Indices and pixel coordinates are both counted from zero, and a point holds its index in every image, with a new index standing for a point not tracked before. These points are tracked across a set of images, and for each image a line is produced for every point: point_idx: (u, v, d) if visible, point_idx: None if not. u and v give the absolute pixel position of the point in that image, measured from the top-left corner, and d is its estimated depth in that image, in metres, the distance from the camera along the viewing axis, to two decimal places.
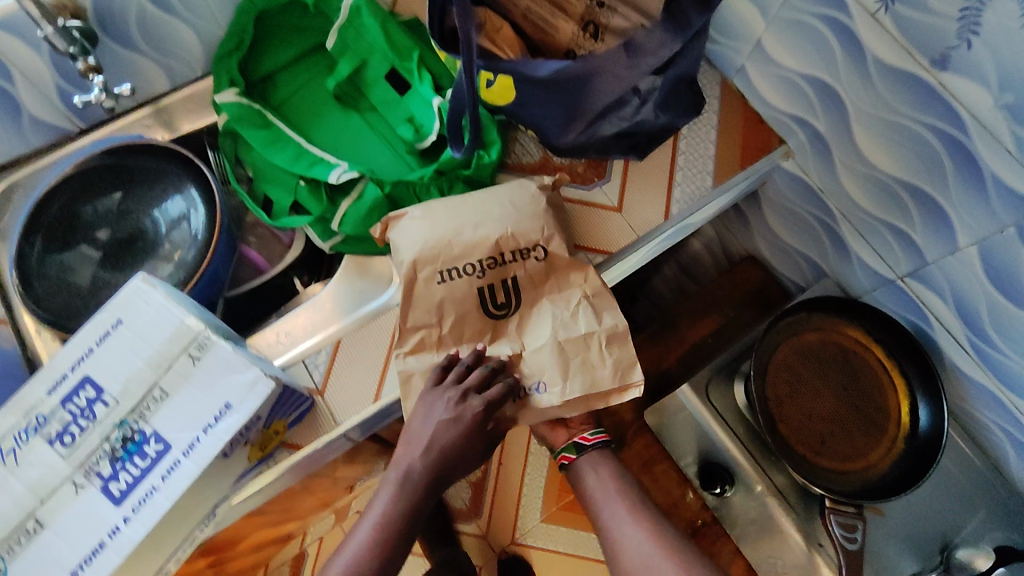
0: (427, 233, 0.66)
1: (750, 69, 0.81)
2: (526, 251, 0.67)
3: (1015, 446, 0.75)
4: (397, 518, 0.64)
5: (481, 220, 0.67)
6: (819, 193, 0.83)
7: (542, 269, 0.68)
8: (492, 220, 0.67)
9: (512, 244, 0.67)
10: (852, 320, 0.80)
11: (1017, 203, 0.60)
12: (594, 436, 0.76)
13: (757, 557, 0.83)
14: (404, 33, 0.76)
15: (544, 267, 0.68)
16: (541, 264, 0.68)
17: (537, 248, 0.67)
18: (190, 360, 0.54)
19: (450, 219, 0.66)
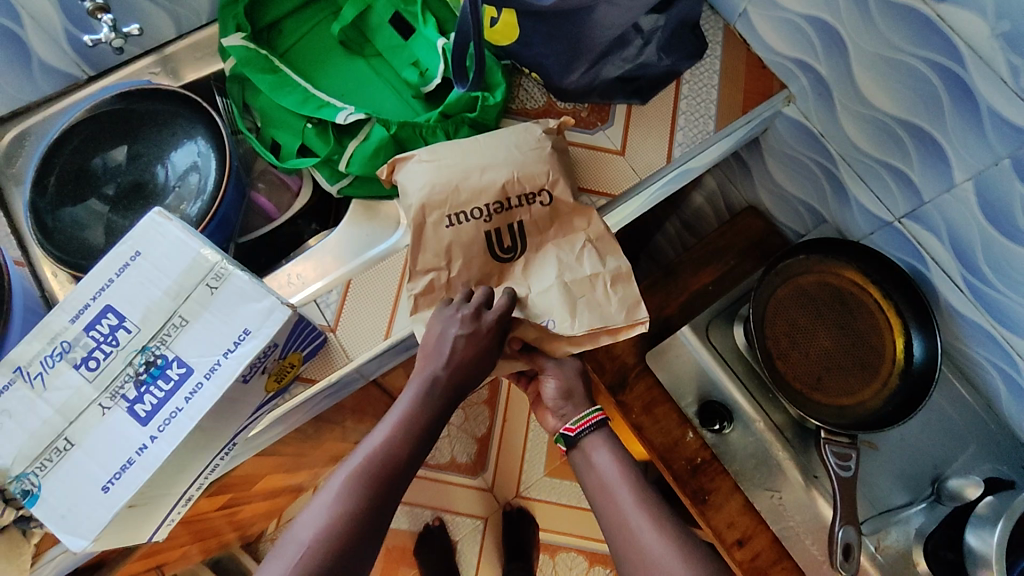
0: (435, 176, 0.67)
1: (752, 13, 0.81)
2: (531, 196, 0.68)
3: (1006, 381, 0.77)
4: (422, 419, 0.62)
5: (488, 164, 0.68)
6: (820, 137, 0.83)
7: (547, 215, 0.69)
8: (498, 163, 0.68)
9: (519, 188, 0.68)
10: (849, 262, 0.82)
11: (1011, 134, 0.62)
12: (579, 425, 0.70)
13: (755, 492, 0.84)
14: None
15: (549, 212, 0.69)
16: (547, 210, 0.69)
17: (543, 193, 0.69)
18: (208, 290, 0.56)
19: (458, 163, 0.68)
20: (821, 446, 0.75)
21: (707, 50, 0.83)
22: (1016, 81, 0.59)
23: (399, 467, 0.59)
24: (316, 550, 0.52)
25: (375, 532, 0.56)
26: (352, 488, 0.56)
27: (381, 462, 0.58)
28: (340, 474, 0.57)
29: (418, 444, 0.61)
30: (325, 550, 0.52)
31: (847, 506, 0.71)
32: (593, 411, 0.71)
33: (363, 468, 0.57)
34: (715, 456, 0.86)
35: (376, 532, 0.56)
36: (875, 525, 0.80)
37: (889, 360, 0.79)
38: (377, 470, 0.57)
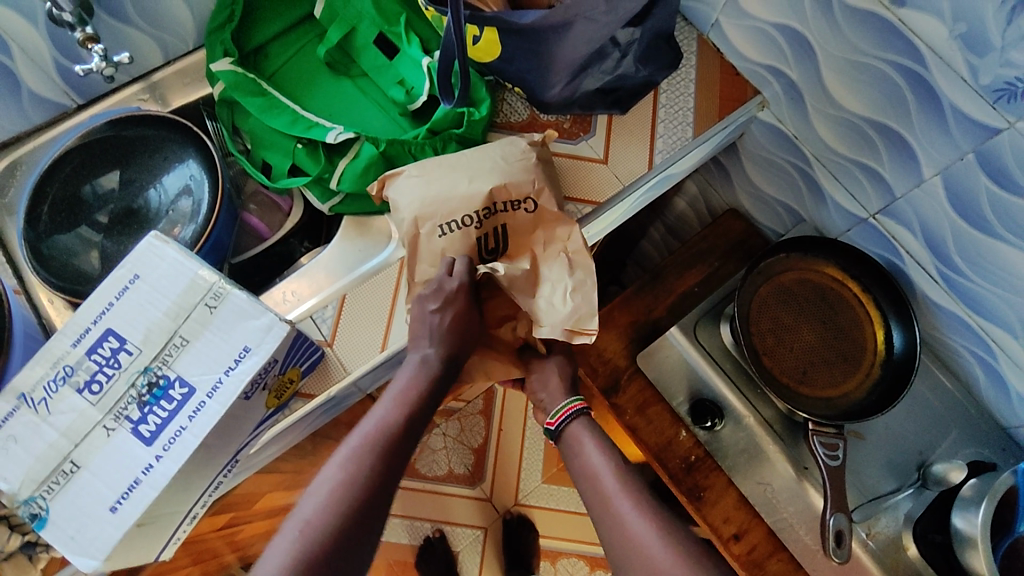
0: (424, 189, 0.69)
1: (724, 22, 0.84)
2: (516, 202, 0.71)
3: (983, 367, 0.80)
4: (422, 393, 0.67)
5: (475, 175, 0.70)
6: (794, 139, 0.87)
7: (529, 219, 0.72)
8: (484, 173, 0.70)
9: (505, 196, 0.70)
10: (827, 258, 0.85)
11: (974, 129, 0.65)
12: (558, 416, 0.74)
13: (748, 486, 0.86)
14: None
15: (535, 218, 0.71)
16: (532, 216, 0.71)
17: (528, 200, 0.71)
18: (207, 309, 0.57)
19: (445, 176, 0.69)
20: (810, 437, 0.77)
21: (682, 60, 0.86)
22: (976, 79, 0.63)
23: (404, 435, 0.63)
24: (337, 505, 0.55)
25: (387, 492, 0.59)
26: (364, 453, 0.60)
27: (388, 430, 0.63)
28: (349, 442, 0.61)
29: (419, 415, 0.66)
30: (345, 504, 0.55)
31: (837, 495, 0.74)
32: (570, 402, 0.75)
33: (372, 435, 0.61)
34: (708, 453, 0.89)
35: (389, 489, 0.59)
36: (866, 513, 0.82)
37: (870, 351, 0.82)
38: (385, 437, 0.62)
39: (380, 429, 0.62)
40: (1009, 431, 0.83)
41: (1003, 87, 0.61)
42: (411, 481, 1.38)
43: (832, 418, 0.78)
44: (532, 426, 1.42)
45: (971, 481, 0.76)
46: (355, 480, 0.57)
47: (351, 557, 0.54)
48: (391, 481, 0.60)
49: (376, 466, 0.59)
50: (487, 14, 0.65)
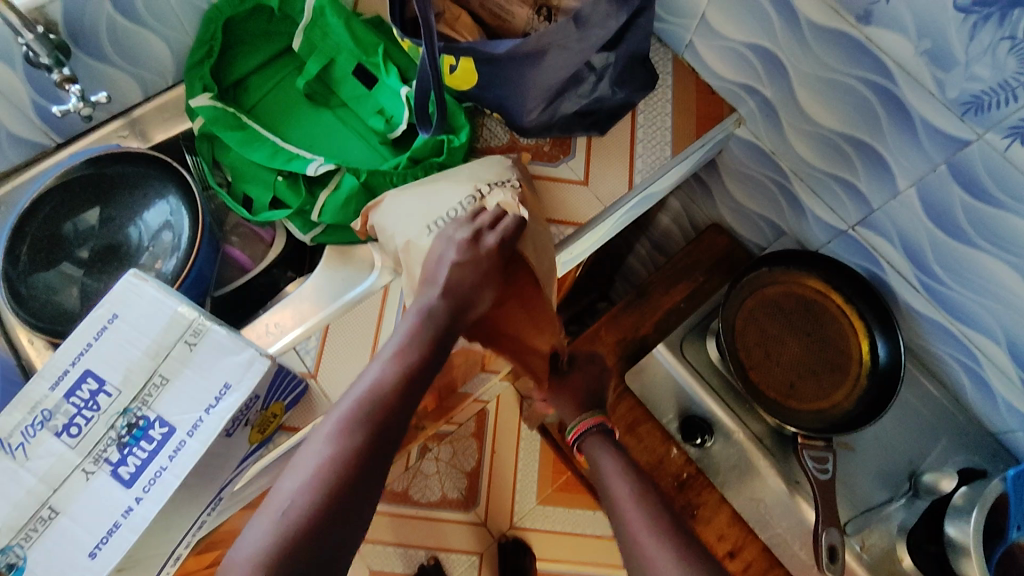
0: (405, 196, 0.71)
1: (697, 43, 0.86)
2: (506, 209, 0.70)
3: (969, 374, 0.81)
4: (422, 351, 0.61)
5: (454, 176, 0.73)
6: (772, 155, 0.88)
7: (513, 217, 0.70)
8: (462, 175, 0.73)
9: (485, 183, 0.72)
10: (810, 270, 0.85)
11: (945, 141, 0.66)
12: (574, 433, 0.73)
13: (741, 501, 0.86)
14: (368, 29, 0.80)
15: (520, 197, 0.72)
16: (517, 197, 0.72)
17: (510, 184, 0.73)
18: (187, 347, 0.57)
19: (424, 182, 0.73)
20: (800, 452, 0.77)
21: (658, 81, 0.88)
22: (943, 93, 0.64)
23: (400, 396, 0.57)
24: (321, 479, 0.50)
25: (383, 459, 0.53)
26: (353, 421, 0.54)
27: (381, 393, 0.56)
28: (337, 410, 0.55)
29: (421, 373, 0.59)
30: (330, 479, 0.50)
31: (829, 509, 0.73)
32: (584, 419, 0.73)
33: (361, 402, 0.55)
34: (700, 470, 0.89)
35: (382, 452, 0.53)
36: (858, 526, 0.82)
37: (856, 362, 0.82)
38: (380, 396, 0.56)
39: (371, 393, 0.56)
40: (999, 438, 0.82)
41: (969, 100, 0.62)
42: (404, 508, 1.36)
43: (821, 431, 0.77)
44: (526, 447, 1.41)
45: (963, 489, 0.76)
46: (340, 451, 0.51)
47: (343, 524, 0.49)
48: (385, 449, 0.54)
49: (367, 433, 0.53)
50: (462, 45, 0.66)
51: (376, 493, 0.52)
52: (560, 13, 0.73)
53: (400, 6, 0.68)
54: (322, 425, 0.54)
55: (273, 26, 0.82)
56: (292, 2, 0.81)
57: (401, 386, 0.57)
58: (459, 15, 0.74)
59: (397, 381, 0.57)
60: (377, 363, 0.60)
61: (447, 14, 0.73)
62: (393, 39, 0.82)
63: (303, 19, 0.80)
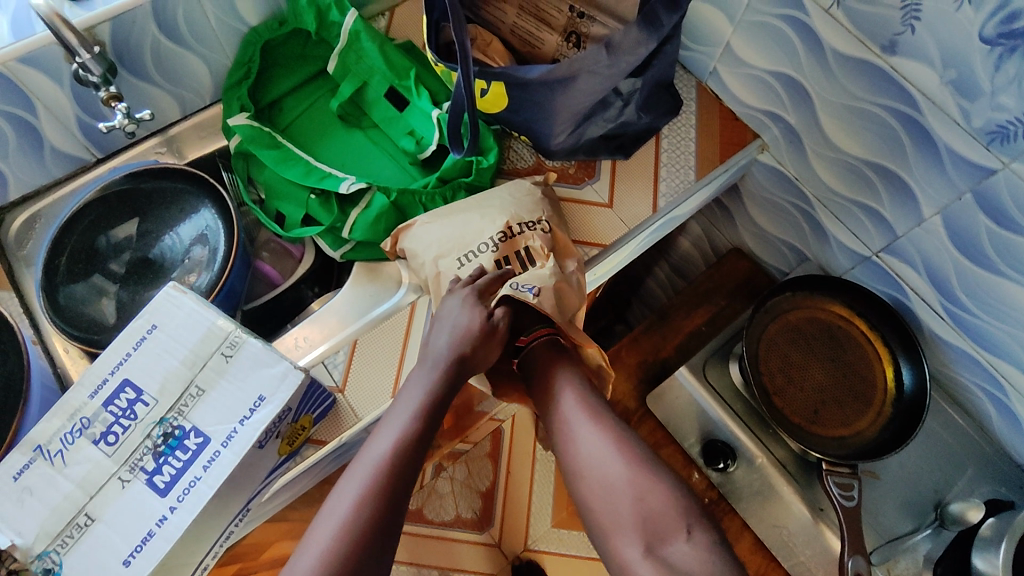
0: (439, 232, 0.73)
1: (722, 71, 0.88)
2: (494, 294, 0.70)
3: (995, 404, 0.80)
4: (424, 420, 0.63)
5: (485, 209, 0.74)
6: (794, 180, 0.89)
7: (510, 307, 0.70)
8: (492, 208, 0.74)
9: (517, 219, 0.74)
10: (834, 296, 0.86)
11: (971, 170, 0.67)
12: (530, 334, 0.73)
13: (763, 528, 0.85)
14: (401, 54, 0.82)
15: (551, 238, 0.75)
16: (548, 235, 0.75)
17: (542, 222, 0.75)
18: (223, 358, 0.58)
19: (456, 217, 0.74)
20: (823, 476, 0.77)
21: (682, 107, 0.90)
22: (968, 122, 0.65)
23: (403, 469, 0.59)
24: (329, 558, 0.52)
25: (385, 541, 0.56)
26: (358, 501, 0.56)
27: (385, 468, 0.58)
28: (344, 483, 0.58)
29: (422, 438, 0.62)
30: (339, 557, 0.52)
31: (854, 538, 0.73)
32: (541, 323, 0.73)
33: (367, 477, 0.57)
34: (722, 496, 0.90)
35: (397, 512, 0.57)
36: (884, 555, 0.82)
37: (880, 388, 0.82)
38: (398, 454, 0.59)
39: (375, 469, 0.58)
40: None
41: (995, 129, 0.63)
42: (418, 527, 1.36)
43: (845, 458, 0.77)
44: (541, 469, 1.41)
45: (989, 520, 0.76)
46: (350, 525, 0.54)
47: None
48: (388, 528, 0.56)
49: (372, 514, 0.55)
50: (495, 69, 0.68)
51: (381, 575, 0.55)
52: (589, 40, 0.75)
53: (436, 32, 0.70)
54: (330, 498, 0.57)
55: (309, 49, 0.85)
56: (328, 27, 0.83)
57: (403, 461, 0.59)
58: (491, 42, 0.77)
59: (400, 453, 0.60)
60: (381, 435, 0.62)
61: (479, 40, 0.76)
62: (425, 63, 0.84)
63: (339, 44, 0.82)
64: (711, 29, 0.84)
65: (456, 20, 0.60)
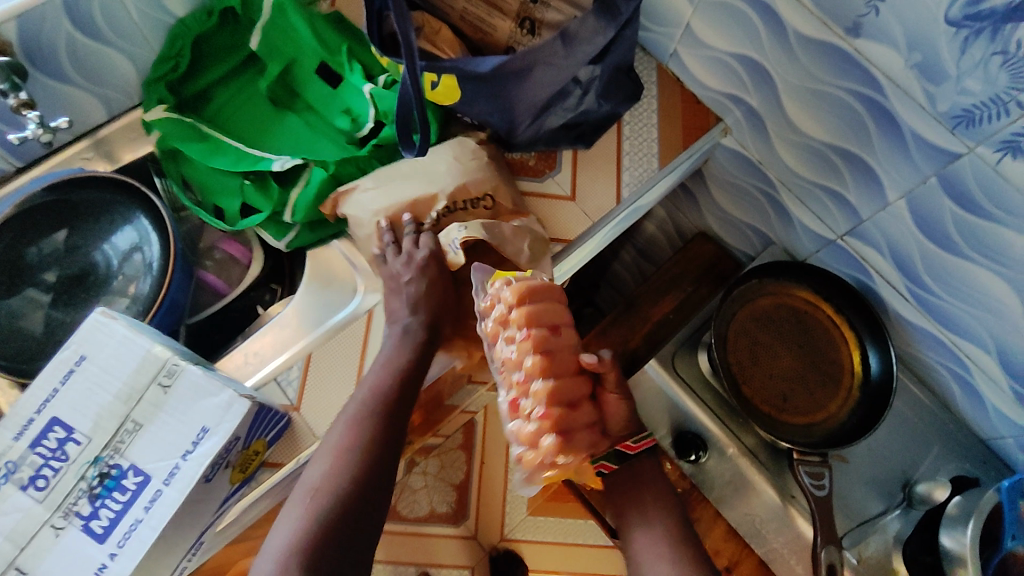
0: (383, 201, 0.69)
1: (682, 53, 0.85)
2: (496, 297, 0.64)
3: (959, 383, 0.81)
4: (397, 381, 0.61)
5: (432, 178, 0.70)
6: (758, 164, 0.87)
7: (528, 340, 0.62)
8: (441, 177, 0.70)
9: (464, 194, 0.70)
10: (800, 281, 0.85)
11: (935, 154, 0.65)
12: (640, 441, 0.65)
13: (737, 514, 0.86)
14: (331, 29, 0.78)
15: (492, 213, 0.72)
16: (490, 213, 0.72)
17: (487, 197, 0.72)
18: (161, 389, 0.54)
19: (402, 186, 0.70)
20: (795, 466, 0.76)
21: (644, 92, 0.86)
22: (933, 106, 0.63)
23: (387, 420, 0.58)
24: (315, 508, 0.51)
25: (373, 494, 0.53)
26: (340, 448, 0.55)
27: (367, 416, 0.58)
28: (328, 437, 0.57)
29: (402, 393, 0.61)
30: (328, 509, 0.51)
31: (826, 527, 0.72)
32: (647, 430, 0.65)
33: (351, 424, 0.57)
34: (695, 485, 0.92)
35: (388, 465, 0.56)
36: (855, 538, 0.81)
37: (848, 372, 0.81)
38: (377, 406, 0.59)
39: (355, 419, 0.58)
40: (989, 444, 0.83)
41: (960, 114, 0.61)
42: (392, 524, 1.33)
43: (814, 446, 0.76)
44: None
45: (956, 498, 0.75)
46: (335, 472, 0.53)
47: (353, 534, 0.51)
48: (377, 479, 0.54)
49: (361, 460, 0.54)
50: (444, 63, 0.63)
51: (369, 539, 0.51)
52: (544, 27, 0.71)
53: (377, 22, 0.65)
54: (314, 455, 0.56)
55: (242, 36, 0.79)
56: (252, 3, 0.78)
57: (387, 409, 0.59)
58: (440, 30, 0.72)
59: (381, 403, 0.59)
60: (356, 394, 0.61)
61: (427, 28, 0.72)
62: (358, 37, 0.80)
63: (263, 19, 0.77)
64: (669, 9, 0.81)
65: (397, 9, 0.56)
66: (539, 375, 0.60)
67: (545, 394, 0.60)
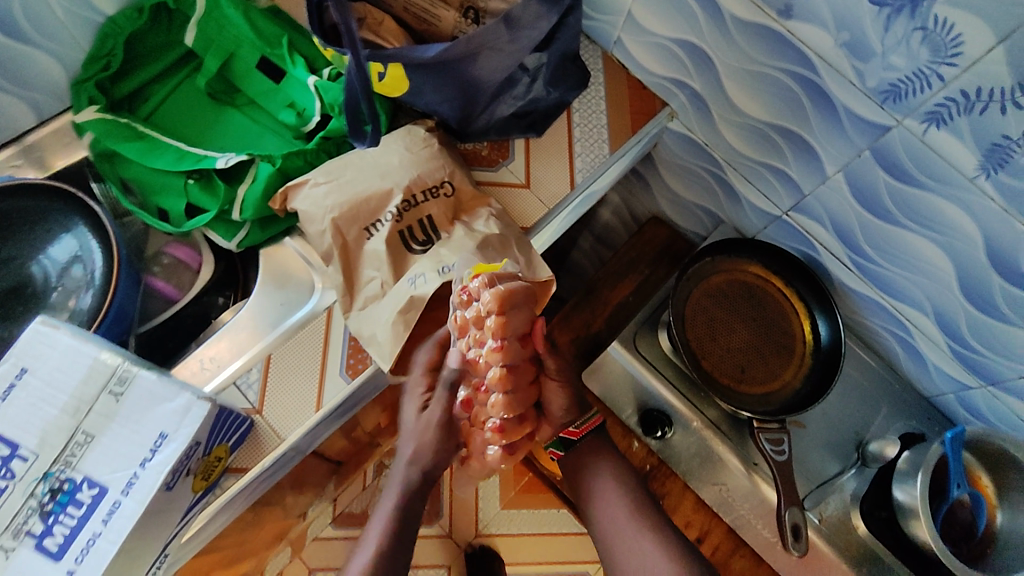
0: (336, 196, 0.68)
1: (625, 40, 0.86)
2: (473, 295, 0.63)
3: (901, 345, 0.85)
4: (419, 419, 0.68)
5: (385, 171, 0.69)
6: (704, 146, 0.90)
7: (501, 346, 0.63)
8: (395, 169, 0.69)
9: (420, 185, 0.70)
10: (751, 256, 0.88)
11: (866, 127, 0.69)
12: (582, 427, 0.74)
13: (704, 485, 0.88)
14: (268, 21, 0.76)
15: (453, 202, 0.72)
16: (451, 200, 0.72)
17: (445, 184, 0.71)
18: (112, 398, 0.51)
19: (355, 180, 0.69)
20: (756, 433, 0.79)
21: (590, 80, 0.88)
22: (863, 82, 0.66)
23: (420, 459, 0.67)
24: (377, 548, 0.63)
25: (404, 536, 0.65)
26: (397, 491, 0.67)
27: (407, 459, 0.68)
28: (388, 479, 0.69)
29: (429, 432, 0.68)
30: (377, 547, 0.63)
31: (788, 489, 0.75)
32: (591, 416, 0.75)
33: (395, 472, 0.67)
34: (662, 460, 0.92)
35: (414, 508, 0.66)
36: (815, 499, 0.84)
37: (801, 342, 0.85)
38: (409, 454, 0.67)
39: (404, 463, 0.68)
40: (931, 401, 0.88)
41: (888, 88, 0.64)
42: None
43: (773, 413, 0.79)
44: None
45: (907, 454, 0.78)
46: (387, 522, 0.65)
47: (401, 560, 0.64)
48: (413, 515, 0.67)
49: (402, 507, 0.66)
50: (389, 51, 0.63)
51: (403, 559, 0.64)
52: (487, 16, 0.71)
53: (318, 13, 0.64)
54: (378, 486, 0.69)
55: (176, 33, 0.77)
56: None
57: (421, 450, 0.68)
58: (383, 21, 0.72)
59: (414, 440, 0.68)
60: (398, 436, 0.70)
61: (370, 20, 0.71)
62: (299, 30, 0.79)
63: (196, 13, 0.75)
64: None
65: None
66: (497, 388, 0.64)
67: (500, 404, 0.65)
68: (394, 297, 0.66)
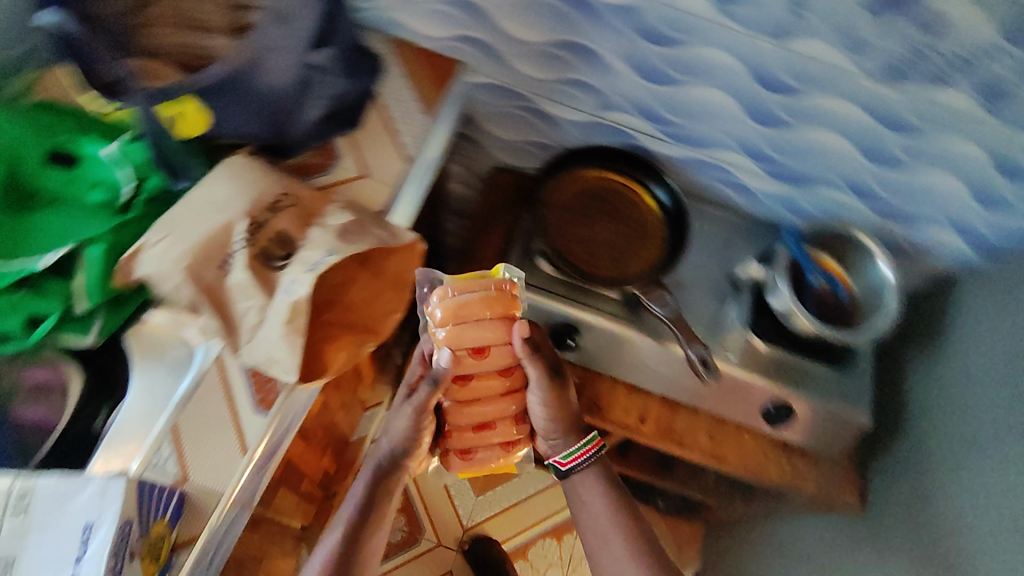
0: (177, 247, 0.63)
1: (402, 17, 0.91)
2: (433, 309, 0.69)
3: (731, 185, 0.97)
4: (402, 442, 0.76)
5: (217, 205, 0.66)
6: (510, 86, 0.96)
7: (451, 361, 0.69)
8: (228, 200, 0.66)
9: (259, 205, 0.68)
10: (584, 162, 0.96)
11: (624, 13, 0.78)
12: (570, 459, 0.79)
13: (628, 369, 0.92)
14: (38, 112, 0.73)
15: (299, 210, 0.71)
16: (296, 209, 0.71)
17: (284, 196, 0.70)
18: (18, 516, 0.50)
19: (189, 224, 0.64)
20: (644, 303, 0.86)
21: (382, 60, 0.91)
22: None
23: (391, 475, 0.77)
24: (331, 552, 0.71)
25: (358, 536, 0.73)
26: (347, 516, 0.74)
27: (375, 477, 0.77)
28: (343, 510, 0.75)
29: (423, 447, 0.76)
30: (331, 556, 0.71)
31: (686, 332, 0.84)
32: (584, 446, 0.79)
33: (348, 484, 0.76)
34: (585, 367, 0.94)
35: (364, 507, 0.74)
36: (714, 338, 0.89)
37: (651, 219, 0.94)
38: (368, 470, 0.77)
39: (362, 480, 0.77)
40: (774, 223, 1.01)
41: None
42: None
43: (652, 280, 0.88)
44: None
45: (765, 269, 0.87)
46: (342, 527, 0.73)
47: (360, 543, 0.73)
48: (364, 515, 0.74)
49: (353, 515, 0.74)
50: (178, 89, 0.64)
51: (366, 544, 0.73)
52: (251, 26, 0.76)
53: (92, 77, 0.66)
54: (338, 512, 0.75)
55: None
56: None
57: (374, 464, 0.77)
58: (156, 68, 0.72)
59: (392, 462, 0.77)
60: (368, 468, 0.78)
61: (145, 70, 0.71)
62: (74, 111, 0.75)
63: None
64: None
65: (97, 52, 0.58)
66: (449, 396, 0.72)
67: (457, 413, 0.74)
68: (280, 313, 0.62)
